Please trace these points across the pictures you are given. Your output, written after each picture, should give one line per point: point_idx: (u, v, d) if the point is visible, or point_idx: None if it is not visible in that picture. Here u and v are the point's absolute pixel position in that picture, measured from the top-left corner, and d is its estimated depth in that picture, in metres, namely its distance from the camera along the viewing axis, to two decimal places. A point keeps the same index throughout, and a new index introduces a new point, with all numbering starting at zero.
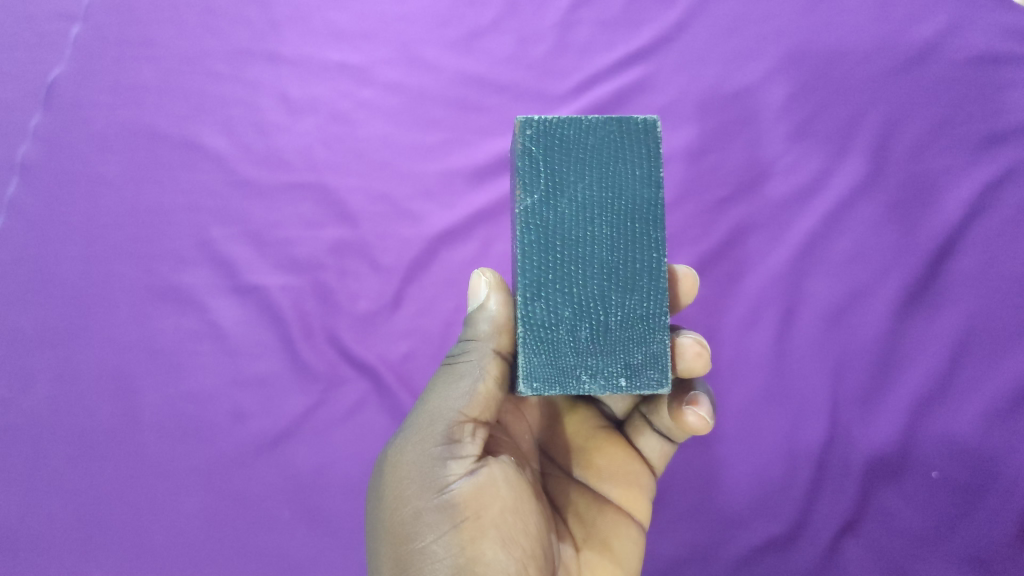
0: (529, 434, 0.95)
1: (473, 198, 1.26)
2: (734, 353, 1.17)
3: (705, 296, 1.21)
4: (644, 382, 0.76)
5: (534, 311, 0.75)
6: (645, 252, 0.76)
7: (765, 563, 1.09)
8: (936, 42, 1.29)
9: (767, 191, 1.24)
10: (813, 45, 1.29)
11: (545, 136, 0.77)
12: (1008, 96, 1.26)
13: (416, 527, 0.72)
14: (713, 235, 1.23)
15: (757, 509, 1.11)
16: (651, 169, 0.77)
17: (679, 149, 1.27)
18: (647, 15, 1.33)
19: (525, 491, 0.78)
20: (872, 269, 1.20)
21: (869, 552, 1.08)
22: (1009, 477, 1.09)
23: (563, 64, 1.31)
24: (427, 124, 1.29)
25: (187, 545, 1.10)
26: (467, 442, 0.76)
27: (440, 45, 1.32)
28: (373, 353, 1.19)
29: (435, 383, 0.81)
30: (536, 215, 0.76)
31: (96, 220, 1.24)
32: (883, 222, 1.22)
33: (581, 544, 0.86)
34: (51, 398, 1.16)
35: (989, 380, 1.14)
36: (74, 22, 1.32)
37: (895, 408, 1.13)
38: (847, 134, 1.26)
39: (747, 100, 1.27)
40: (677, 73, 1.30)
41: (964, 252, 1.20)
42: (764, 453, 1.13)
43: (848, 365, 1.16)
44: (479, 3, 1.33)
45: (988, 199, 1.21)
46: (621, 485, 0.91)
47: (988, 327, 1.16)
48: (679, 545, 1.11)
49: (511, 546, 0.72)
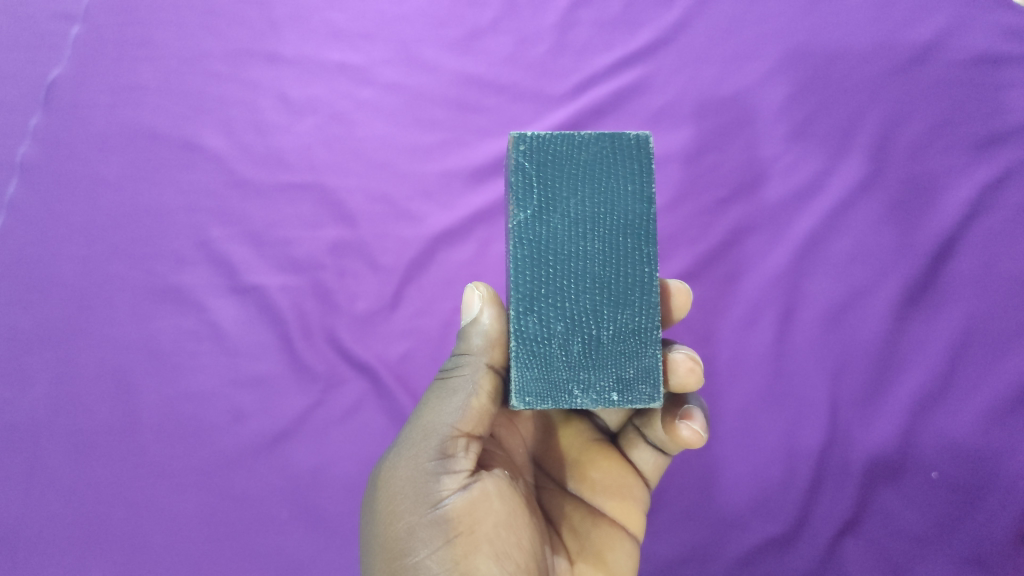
0: (524, 447, 0.95)
1: (472, 199, 1.26)
2: (732, 354, 1.18)
3: (704, 297, 1.21)
4: (636, 397, 0.76)
5: (526, 326, 0.75)
6: (636, 267, 0.76)
7: (764, 562, 1.10)
8: (939, 41, 1.28)
9: (767, 191, 1.24)
10: (813, 45, 1.28)
11: (537, 152, 0.77)
12: (1007, 96, 1.25)
13: (410, 542, 0.73)
14: (712, 236, 1.23)
15: (757, 509, 1.12)
16: (644, 184, 0.77)
17: (678, 150, 1.27)
18: (647, 15, 1.32)
19: (519, 505, 0.79)
20: (871, 270, 1.20)
21: (868, 551, 1.09)
22: (1007, 478, 1.10)
23: (563, 64, 1.30)
24: (426, 124, 1.28)
25: (186, 545, 1.11)
26: (461, 456, 0.76)
27: (438, 44, 1.31)
28: (372, 353, 1.19)
29: (429, 398, 0.81)
30: (528, 231, 0.76)
31: (95, 219, 1.24)
32: (883, 223, 1.21)
33: (576, 557, 0.86)
34: (50, 398, 1.17)
35: (988, 381, 1.14)
36: (74, 22, 1.32)
37: (894, 408, 1.14)
38: (847, 134, 1.25)
39: (747, 101, 1.27)
40: (677, 74, 1.29)
41: (965, 253, 1.20)
42: (763, 454, 1.14)
43: (847, 365, 1.16)
44: (478, 3, 1.32)
45: (988, 200, 1.21)
46: (615, 498, 0.92)
47: (988, 328, 1.16)
48: (677, 545, 1.12)
49: (505, 560, 0.73)
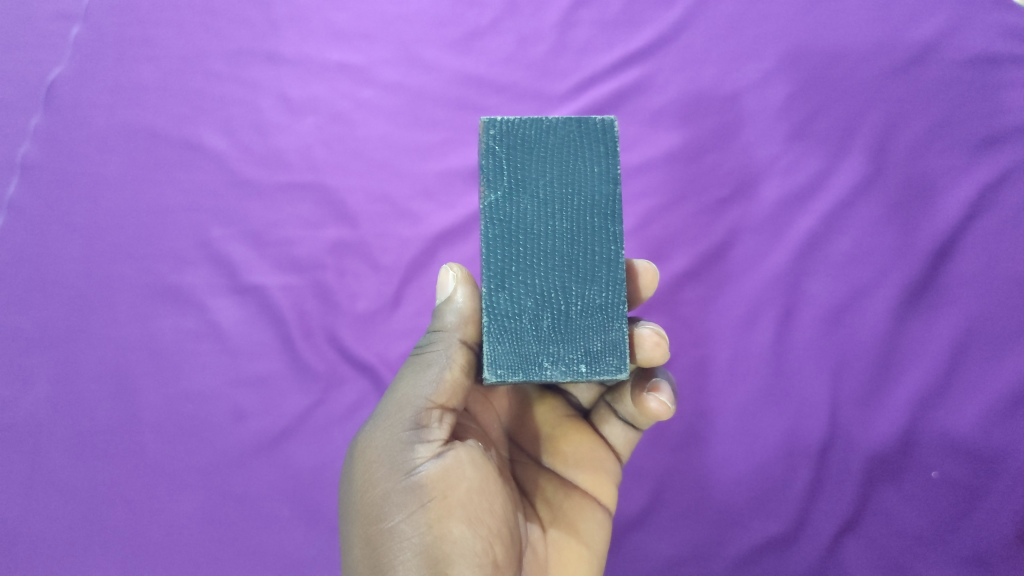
0: (499, 423, 0.97)
1: (472, 200, 1.29)
2: (733, 353, 1.20)
3: (704, 296, 1.24)
4: (604, 368, 0.79)
5: (498, 302, 0.78)
6: (603, 245, 0.79)
7: (764, 562, 1.11)
8: (939, 41, 1.32)
9: (765, 191, 1.27)
10: (810, 45, 1.32)
11: (507, 136, 0.80)
12: (1008, 95, 1.28)
13: (386, 507, 0.75)
14: (711, 235, 1.26)
15: (757, 508, 1.14)
16: (610, 166, 0.80)
17: (676, 149, 1.30)
18: (647, 15, 1.36)
19: (492, 474, 0.81)
20: (871, 270, 1.22)
21: (869, 550, 1.11)
22: (1009, 477, 1.11)
23: (563, 64, 1.34)
24: (427, 124, 1.32)
25: (186, 544, 1.14)
26: (435, 427, 0.79)
27: (439, 45, 1.35)
28: (377, 356, 1.22)
29: (404, 372, 0.84)
30: (498, 211, 0.79)
31: (95, 221, 1.28)
32: (881, 223, 1.24)
33: (548, 525, 0.90)
34: (49, 398, 1.20)
35: (989, 380, 1.16)
36: (74, 23, 1.36)
37: (896, 407, 1.16)
38: (847, 133, 1.28)
39: (746, 100, 1.31)
40: (676, 72, 1.33)
41: (964, 253, 1.22)
42: (763, 452, 1.16)
43: (848, 363, 1.18)
44: (478, 3, 1.37)
45: (987, 200, 1.24)
46: (587, 471, 0.95)
47: (989, 327, 1.18)
48: (677, 544, 1.13)
49: (477, 524, 0.75)
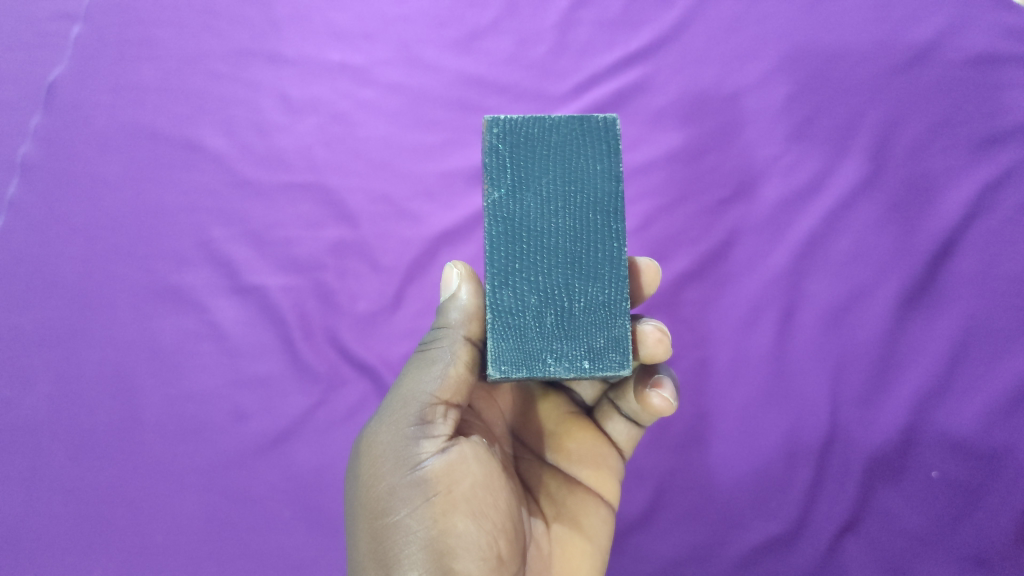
0: (502, 420, 0.97)
1: (473, 199, 1.30)
2: (733, 353, 1.21)
3: (704, 296, 1.24)
4: (606, 365, 0.79)
5: (502, 299, 0.79)
6: (605, 242, 0.80)
7: (764, 562, 1.12)
8: (938, 42, 1.32)
9: (765, 191, 1.28)
10: (809, 45, 1.33)
11: (510, 134, 0.81)
12: (1007, 96, 1.29)
13: (391, 502, 0.76)
14: (712, 236, 1.26)
15: (757, 509, 1.14)
16: (612, 164, 0.81)
17: (676, 150, 1.31)
18: (647, 15, 1.37)
19: (496, 469, 0.81)
20: (871, 270, 1.23)
21: (869, 550, 1.11)
22: (1009, 476, 1.11)
23: (563, 64, 1.35)
24: (428, 124, 1.33)
25: (186, 544, 1.14)
26: (439, 422, 0.80)
27: (440, 46, 1.36)
28: (378, 356, 1.23)
29: (409, 369, 0.85)
30: (502, 208, 0.79)
31: (95, 221, 1.28)
32: (881, 223, 1.25)
33: (552, 520, 0.91)
34: (50, 398, 1.20)
35: (988, 380, 1.16)
36: (75, 23, 1.37)
37: (895, 407, 1.16)
38: (846, 134, 1.29)
39: (745, 100, 1.31)
40: (676, 73, 1.34)
41: (964, 253, 1.23)
42: (763, 452, 1.16)
43: (848, 363, 1.19)
44: (479, 3, 1.38)
45: (986, 200, 1.25)
46: (590, 467, 0.96)
47: (988, 327, 1.19)
48: (678, 544, 1.14)
49: (481, 518, 0.76)
